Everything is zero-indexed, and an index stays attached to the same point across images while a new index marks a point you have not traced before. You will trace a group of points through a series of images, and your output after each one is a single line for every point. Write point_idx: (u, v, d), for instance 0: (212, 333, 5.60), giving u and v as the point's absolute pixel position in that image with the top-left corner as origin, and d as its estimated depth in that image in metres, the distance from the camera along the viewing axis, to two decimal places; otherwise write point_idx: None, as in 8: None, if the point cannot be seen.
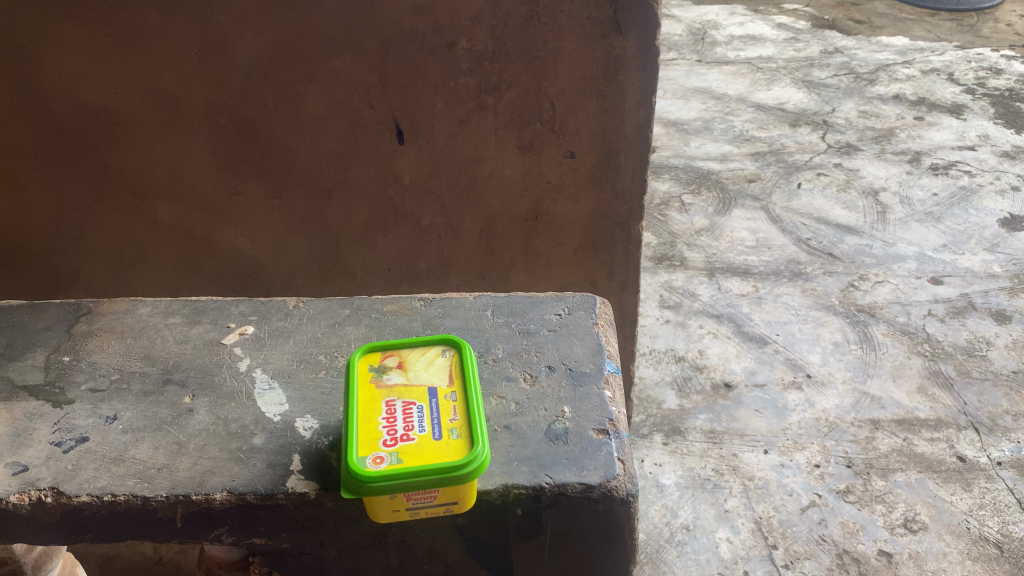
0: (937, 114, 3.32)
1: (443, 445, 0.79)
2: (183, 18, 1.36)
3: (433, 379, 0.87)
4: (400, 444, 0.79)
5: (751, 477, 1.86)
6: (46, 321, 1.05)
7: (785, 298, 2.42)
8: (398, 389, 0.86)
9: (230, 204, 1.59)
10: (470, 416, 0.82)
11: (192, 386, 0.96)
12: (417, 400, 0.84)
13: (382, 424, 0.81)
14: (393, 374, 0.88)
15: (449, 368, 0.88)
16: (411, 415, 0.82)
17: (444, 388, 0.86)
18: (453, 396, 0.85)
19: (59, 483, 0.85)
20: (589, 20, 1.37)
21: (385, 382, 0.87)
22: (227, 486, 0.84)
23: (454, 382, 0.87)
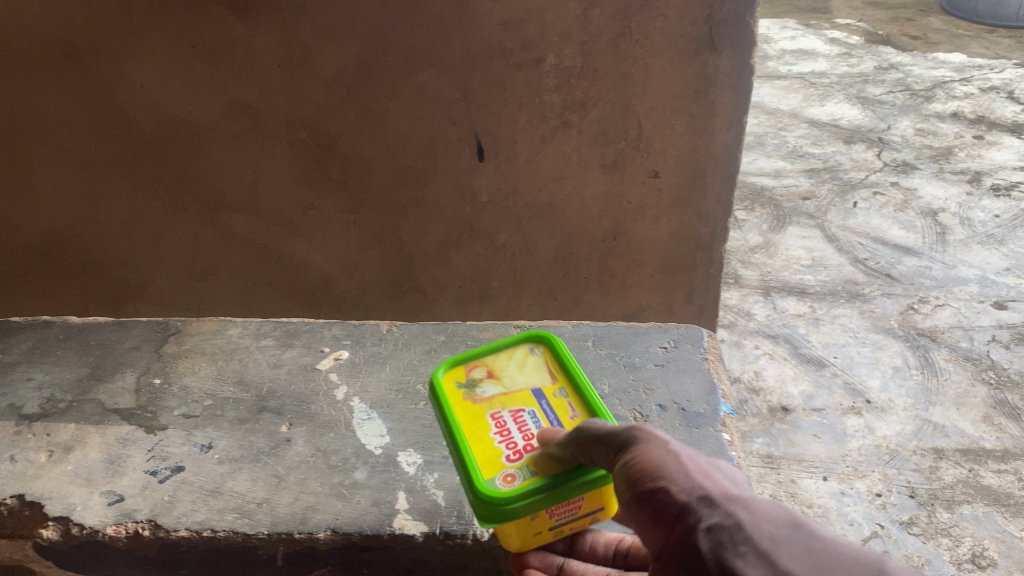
0: (998, 134, 3.22)
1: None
2: (267, 31, 1.31)
3: (531, 380, 0.87)
4: (525, 455, 0.77)
5: (810, 505, 1.77)
6: (134, 341, 1.04)
7: (842, 320, 2.34)
8: (500, 399, 0.84)
9: (304, 218, 1.55)
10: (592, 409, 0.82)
11: (288, 415, 0.92)
12: (526, 409, 0.83)
13: (501, 438, 0.79)
14: (486, 387, 0.86)
15: (546, 366, 0.88)
16: (527, 422, 0.81)
17: (549, 388, 0.86)
18: (562, 394, 0.85)
19: (157, 516, 0.81)
20: (682, 38, 1.33)
21: (481, 394, 0.85)
22: (331, 525, 0.80)
23: (558, 380, 0.86)
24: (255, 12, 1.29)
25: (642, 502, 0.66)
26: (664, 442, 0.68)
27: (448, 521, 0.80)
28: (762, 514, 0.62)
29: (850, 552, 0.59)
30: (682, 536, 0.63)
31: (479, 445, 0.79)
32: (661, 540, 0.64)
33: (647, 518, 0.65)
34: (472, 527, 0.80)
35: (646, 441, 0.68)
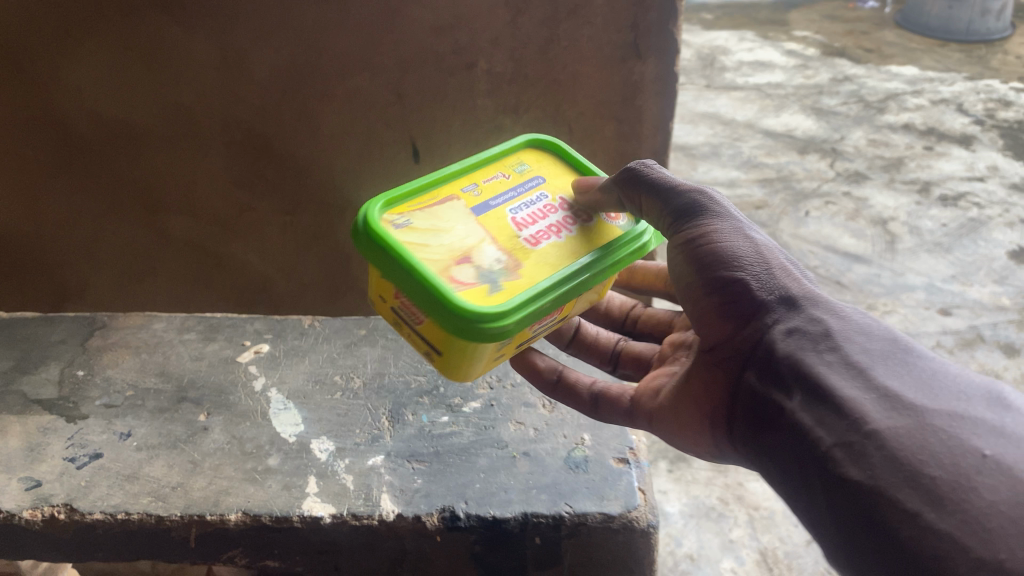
0: (947, 145, 3.29)
1: (520, 174, 0.91)
2: (202, 34, 1.34)
3: (456, 218, 0.83)
4: (565, 202, 0.88)
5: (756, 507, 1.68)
6: (60, 335, 1.06)
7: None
8: (491, 228, 0.83)
9: (243, 219, 1.59)
10: (479, 164, 0.91)
11: (207, 404, 0.96)
12: (490, 220, 0.84)
13: (557, 237, 0.83)
14: (473, 259, 0.79)
15: (431, 204, 0.85)
16: (527, 210, 0.86)
17: (464, 202, 0.86)
18: (461, 189, 0.88)
19: (72, 500, 0.85)
20: (609, 45, 1.36)
21: (490, 263, 0.79)
22: (241, 507, 0.84)
23: (449, 196, 0.86)
24: (189, 16, 1.32)
25: (717, 287, 0.78)
26: (739, 225, 0.79)
27: (355, 503, 0.85)
28: (838, 314, 0.75)
29: (934, 362, 0.69)
30: (750, 326, 0.77)
31: (564, 256, 0.81)
32: (727, 326, 0.79)
33: (717, 301, 0.79)
34: (378, 508, 0.85)
35: (722, 222, 0.79)
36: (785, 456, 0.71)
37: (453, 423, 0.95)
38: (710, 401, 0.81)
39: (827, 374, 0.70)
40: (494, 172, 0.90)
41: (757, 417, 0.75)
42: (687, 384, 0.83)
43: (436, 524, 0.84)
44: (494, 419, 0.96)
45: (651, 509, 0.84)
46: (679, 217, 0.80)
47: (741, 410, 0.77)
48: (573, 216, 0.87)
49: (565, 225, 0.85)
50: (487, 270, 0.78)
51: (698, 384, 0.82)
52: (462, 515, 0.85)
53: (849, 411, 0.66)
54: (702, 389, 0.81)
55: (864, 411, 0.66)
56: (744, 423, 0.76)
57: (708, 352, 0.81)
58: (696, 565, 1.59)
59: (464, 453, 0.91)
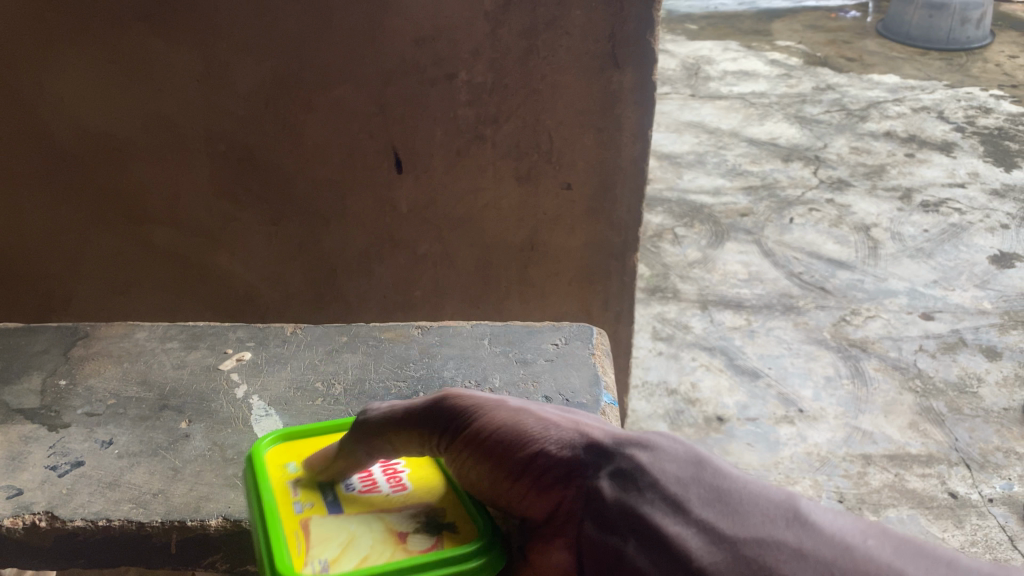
0: (928, 152, 3.32)
1: (301, 450, 0.83)
2: (186, 46, 1.36)
3: (339, 521, 0.73)
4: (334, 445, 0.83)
5: None
6: (42, 345, 1.07)
7: (777, 332, 2.41)
8: (379, 501, 0.76)
9: (227, 230, 1.59)
10: (268, 476, 0.78)
11: (188, 412, 0.97)
12: (354, 491, 0.77)
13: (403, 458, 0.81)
14: (396, 525, 0.73)
15: (304, 527, 0.73)
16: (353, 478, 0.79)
17: (318, 511, 0.75)
18: (297, 505, 0.75)
19: (53, 508, 0.85)
20: (587, 55, 1.38)
21: (409, 514, 0.74)
22: (223, 513, 0.84)
23: (297, 518, 0.74)
24: (172, 28, 1.34)
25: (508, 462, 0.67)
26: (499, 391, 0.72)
27: None
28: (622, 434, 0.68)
29: (731, 473, 0.63)
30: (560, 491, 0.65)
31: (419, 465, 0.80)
32: (540, 505, 0.66)
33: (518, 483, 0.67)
34: None
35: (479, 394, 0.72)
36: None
37: None
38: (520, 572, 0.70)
39: (637, 511, 0.61)
40: (274, 470, 0.80)
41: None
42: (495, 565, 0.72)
43: None
44: None
45: None
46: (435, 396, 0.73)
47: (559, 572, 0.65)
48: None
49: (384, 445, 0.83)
50: (416, 521, 0.73)
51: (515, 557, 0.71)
52: None
53: (664, 563, 0.58)
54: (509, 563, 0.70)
55: (673, 553, 0.58)
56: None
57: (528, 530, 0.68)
58: None
59: None
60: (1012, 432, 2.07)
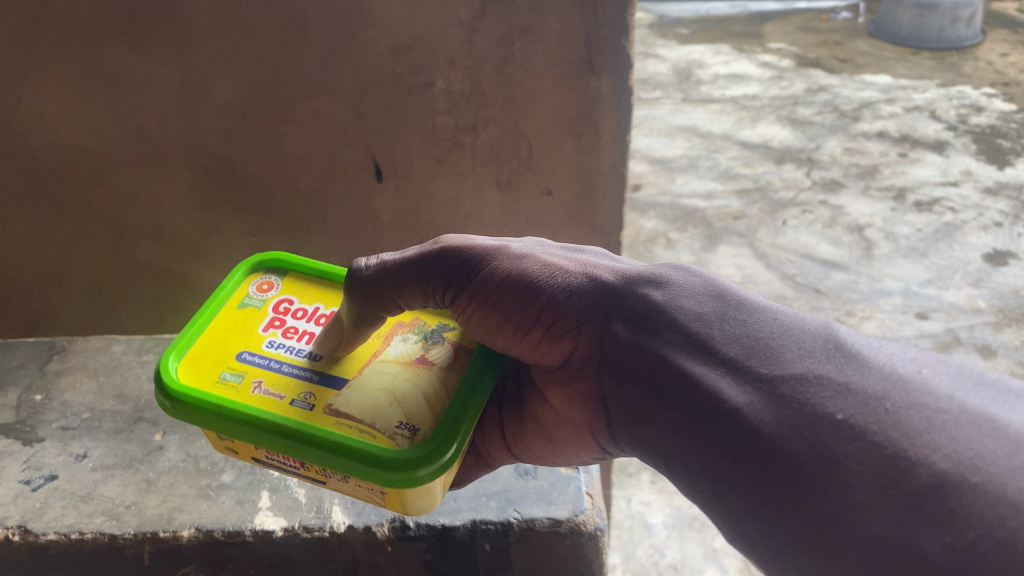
0: (921, 151, 3.32)
1: (220, 362, 0.92)
2: (163, 61, 1.36)
3: (356, 391, 0.88)
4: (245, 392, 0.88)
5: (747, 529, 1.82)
6: (20, 360, 1.12)
7: None
8: (363, 354, 0.94)
9: (209, 242, 1.60)
10: (239, 395, 0.88)
11: (162, 424, 1.01)
12: (324, 356, 0.93)
13: (320, 311, 1.00)
14: (405, 354, 0.93)
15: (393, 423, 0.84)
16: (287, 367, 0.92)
17: (326, 395, 0.88)
18: (295, 402, 0.87)
19: (27, 522, 0.89)
20: (563, 61, 1.38)
21: (400, 338, 0.95)
22: (195, 523, 0.88)
23: (321, 410, 0.86)
24: (149, 43, 1.34)
25: (532, 312, 0.83)
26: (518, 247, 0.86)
27: (307, 516, 0.90)
28: (666, 284, 0.79)
29: (752, 306, 0.74)
30: (582, 333, 0.83)
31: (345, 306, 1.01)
32: (563, 345, 0.84)
33: (543, 328, 0.84)
34: (329, 520, 0.90)
35: (501, 253, 0.85)
36: (665, 455, 0.73)
37: None
38: (584, 408, 0.85)
39: (681, 356, 0.73)
40: (228, 389, 0.89)
41: (629, 417, 0.78)
42: (552, 405, 0.88)
43: (386, 534, 0.89)
44: None
45: (596, 511, 0.92)
46: (455, 261, 0.86)
47: (614, 406, 0.80)
48: (257, 317, 0.98)
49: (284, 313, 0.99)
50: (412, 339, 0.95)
51: (564, 398, 0.86)
52: (411, 525, 0.90)
53: (710, 403, 0.68)
54: (566, 403, 0.86)
55: (719, 395, 0.68)
56: (619, 420, 0.80)
57: (560, 366, 0.86)
58: None
59: None
60: None
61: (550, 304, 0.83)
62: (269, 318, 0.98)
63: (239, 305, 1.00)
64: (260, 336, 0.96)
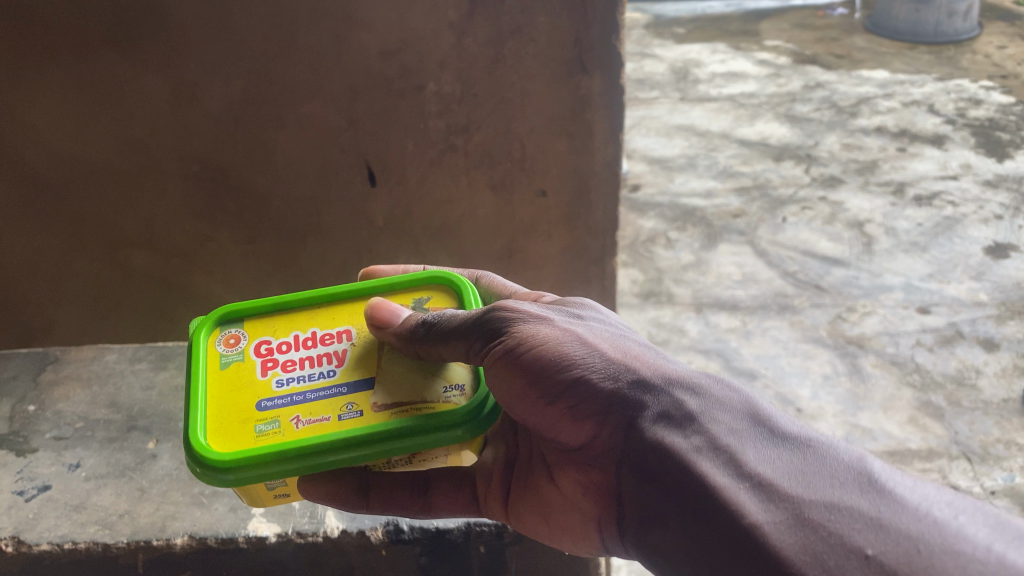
0: (920, 145, 3.30)
1: (246, 420, 0.82)
2: (154, 69, 1.36)
3: (390, 380, 0.83)
4: (270, 430, 0.81)
5: None
6: (13, 371, 1.12)
7: (773, 332, 2.40)
8: (369, 349, 0.87)
9: (204, 250, 1.59)
10: (288, 438, 0.79)
11: (156, 432, 1.01)
12: (339, 369, 0.86)
13: (304, 335, 0.90)
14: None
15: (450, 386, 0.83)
16: (304, 371, 0.86)
17: (366, 398, 0.82)
18: (343, 417, 0.81)
19: (19, 533, 0.89)
20: (553, 61, 1.37)
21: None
22: (188, 531, 0.88)
23: (371, 412, 0.81)
24: (139, 52, 1.34)
25: (559, 393, 0.78)
26: (552, 325, 0.79)
27: (300, 521, 0.89)
28: (699, 392, 0.75)
29: (787, 430, 0.71)
30: (607, 427, 0.77)
31: (325, 319, 0.92)
32: (589, 429, 0.78)
33: (568, 408, 0.78)
34: (323, 525, 0.89)
35: (532, 330, 0.78)
36: (671, 560, 0.71)
37: None
38: (595, 501, 0.81)
39: (698, 461, 0.70)
40: (270, 437, 0.80)
41: (642, 522, 0.75)
42: (559, 488, 0.84)
43: (380, 538, 0.89)
44: None
45: None
46: (485, 332, 0.79)
47: (631, 505, 0.76)
48: (249, 369, 0.87)
49: (271, 353, 0.88)
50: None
51: (574, 484, 0.83)
52: (406, 528, 0.90)
53: (729, 518, 0.65)
54: (577, 490, 0.82)
55: (739, 509, 0.65)
56: (634, 523, 0.76)
57: (576, 450, 0.81)
58: None
59: None
60: (1012, 423, 2.07)
61: (579, 390, 0.77)
62: (260, 362, 0.87)
63: (221, 365, 0.87)
64: (264, 381, 0.85)
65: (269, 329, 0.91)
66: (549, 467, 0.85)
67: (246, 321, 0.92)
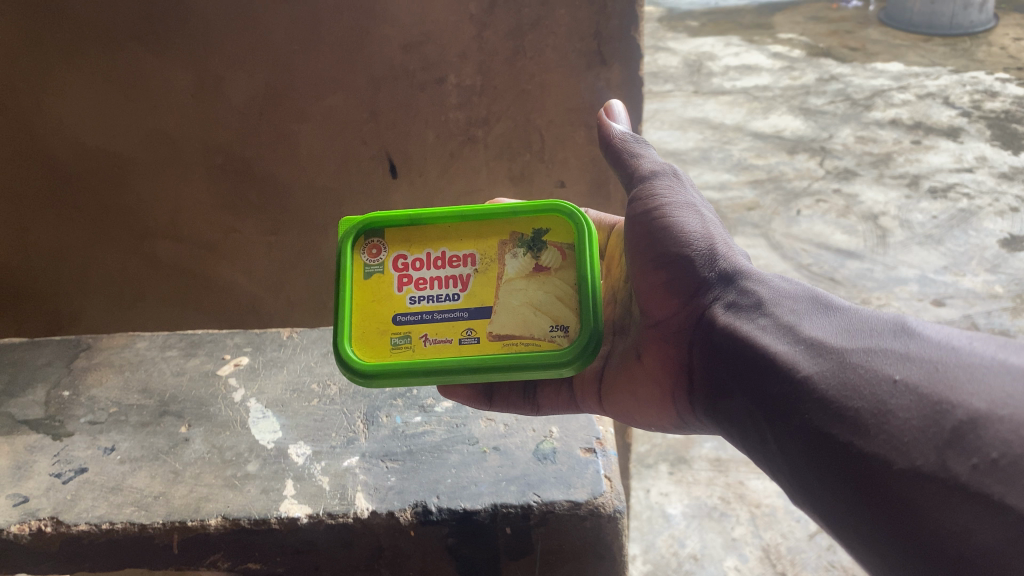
0: (935, 138, 3.29)
1: (378, 336, 0.80)
2: (177, 61, 1.39)
3: (506, 313, 0.80)
4: (400, 350, 0.80)
5: (758, 505, 1.78)
6: (46, 358, 1.15)
7: None
8: (489, 278, 0.82)
9: (229, 241, 1.60)
10: (416, 357, 0.79)
11: (188, 417, 1.04)
12: (462, 294, 0.82)
13: (434, 254, 0.83)
14: (525, 267, 0.82)
15: (560, 328, 0.79)
16: (428, 294, 0.82)
17: (484, 325, 0.80)
18: (463, 342, 0.79)
19: (58, 513, 0.92)
20: (573, 53, 1.35)
21: (509, 255, 0.82)
22: (222, 512, 0.90)
23: (487, 342, 0.79)
24: (164, 46, 1.37)
25: (666, 260, 0.81)
26: (689, 199, 0.83)
27: (331, 503, 0.91)
28: (768, 285, 0.75)
29: (838, 303, 0.69)
30: (694, 303, 0.79)
31: (453, 235, 0.84)
32: (673, 305, 0.81)
33: (666, 278, 0.81)
34: (353, 506, 0.90)
35: (674, 195, 0.82)
36: (742, 429, 0.69)
37: (427, 422, 1.02)
38: (671, 375, 0.83)
39: (761, 337, 0.69)
40: (402, 353, 0.80)
41: (711, 391, 0.74)
42: (644, 364, 0.86)
43: (409, 519, 0.89)
44: (465, 417, 1.02)
45: (616, 493, 0.90)
46: (644, 179, 0.84)
47: (701, 379, 0.77)
48: (386, 284, 0.82)
49: (407, 269, 0.83)
50: (521, 253, 0.82)
51: (658, 361, 0.84)
52: (433, 509, 0.90)
53: (785, 373, 0.64)
54: (659, 365, 0.84)
55: (793, 366, 0.64)
56: (704, 393, 0.76)
57: (663, 326, 0.83)
58: (699, 566, 1.68)
59: (436, 450, 0.97)
60: None
61: (681, 260, 0.80)
62: (396, 277, 0.82)
63: (363, 276, 0.82)
64: (398, 297, 0.82)
65: (406, 239, 0.84)
66: (637, 347, 0.88)
67: (386, 228, 0.84)
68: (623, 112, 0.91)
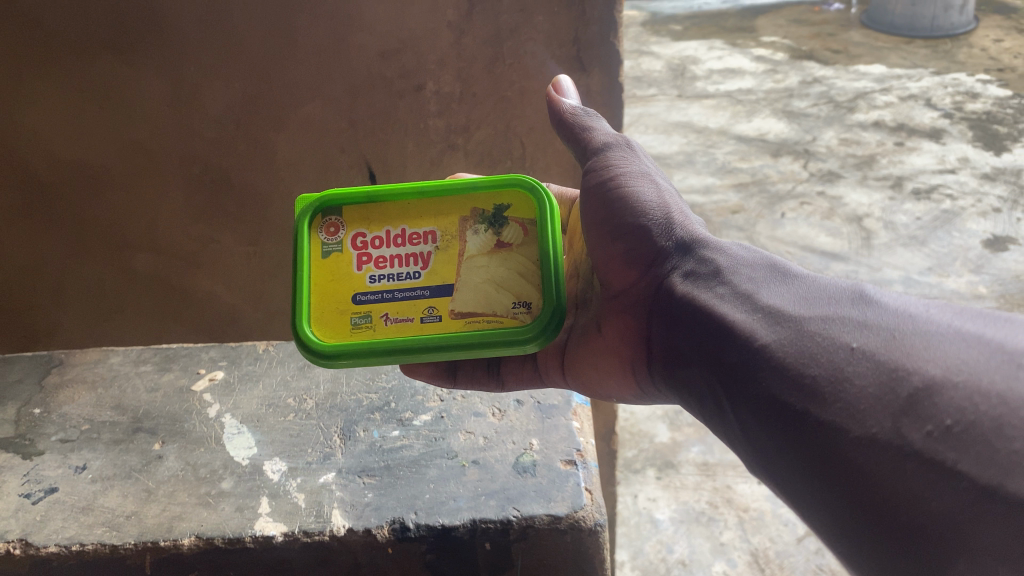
0: (917, 139, 3.30)
1: (337, 317, 0.79)
2: (150, 70, 1.37)
3: (468, 290, 0.79)
4: (360, 329, 0.78)
5: (746, 509, 1.77)
6: (17, 375, 1.13)
7: None
8: (450, 254, 0.81)
9: (206, 251, 1.58)
10: (377, 336, 0.78)
11: (161, 433, 1.02)
12: (423, 272, 0.80)
13: (394, 232, 0.82)
14: (487, 244, 0.81)
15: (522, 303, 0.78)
16: (388, 272, 0.80)
17: (446, 303, 0.79)
18: (425, 321, 0.78)
19: (27, 535, 0.90)
20: (553, 60, 1.34)
21: (470, 231, 0.81)
22: (195, 531, 0.89)
23: (449, 319, 0.78)
24: (138, 56, 1.36)
25: (623, 231, 0.80)
26: (645, 170, 0.82)
27: (307, 521, 0.89)
28: (726, 253, 0.74)
29: (796, 272, 0.69)
30: (652, 272, 0.78)
31: (414, 213, 0.82)
32: (631, 275, 0.80)
33: (624, 249, 0.80)
34: (329, 524, 0.89)
35: (629, 166, 0.81)
36: (699, 397, 0.69)
37: (404, 437, 1.00)
38: (629, 344, 0.82)
39: (719, 305, 0.68)
40: (363, 333, 0.78)
41: (669, 361, 0.74)
42: (605, 337, 0.85)
43: (386, 536, 0.88)
44: (444, 430, 1.01)
45: (596, 507, 0.89)
46: (598, 152, 0.83)
47: (658, 348, 0.76)
48: (346, 263, 0.81)
49: (366, 247, 0.81)
50: (483, 229, 0.81)
51: (617, 331, 0.83)
52: (411, 525, 0.88)
53: (742, 343, 0.63)
54: (617, 335, 0.83)
55: (750, 333, 0.63)
56: (661, 363, 0.75)
57: (622, 297, 0.82)
58: (688, 571, 1.67)
59: (414, 465, 0.96)
60: None
61: (639, 230, 0.79)
62: (356, 256, 0.81)
63: (320, 255, 0.81)
64: (359, 276, 0.80)
65: (364, 218, 0.83)
66: (597, 319, 0.87)
67: (343, 206, 0.83)
68: (572, 88, 0.89)
